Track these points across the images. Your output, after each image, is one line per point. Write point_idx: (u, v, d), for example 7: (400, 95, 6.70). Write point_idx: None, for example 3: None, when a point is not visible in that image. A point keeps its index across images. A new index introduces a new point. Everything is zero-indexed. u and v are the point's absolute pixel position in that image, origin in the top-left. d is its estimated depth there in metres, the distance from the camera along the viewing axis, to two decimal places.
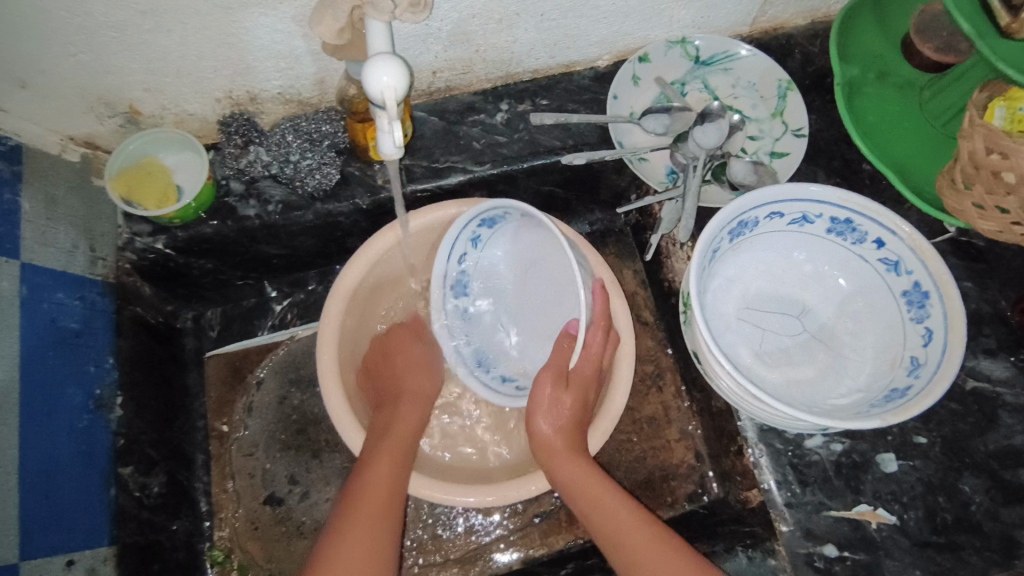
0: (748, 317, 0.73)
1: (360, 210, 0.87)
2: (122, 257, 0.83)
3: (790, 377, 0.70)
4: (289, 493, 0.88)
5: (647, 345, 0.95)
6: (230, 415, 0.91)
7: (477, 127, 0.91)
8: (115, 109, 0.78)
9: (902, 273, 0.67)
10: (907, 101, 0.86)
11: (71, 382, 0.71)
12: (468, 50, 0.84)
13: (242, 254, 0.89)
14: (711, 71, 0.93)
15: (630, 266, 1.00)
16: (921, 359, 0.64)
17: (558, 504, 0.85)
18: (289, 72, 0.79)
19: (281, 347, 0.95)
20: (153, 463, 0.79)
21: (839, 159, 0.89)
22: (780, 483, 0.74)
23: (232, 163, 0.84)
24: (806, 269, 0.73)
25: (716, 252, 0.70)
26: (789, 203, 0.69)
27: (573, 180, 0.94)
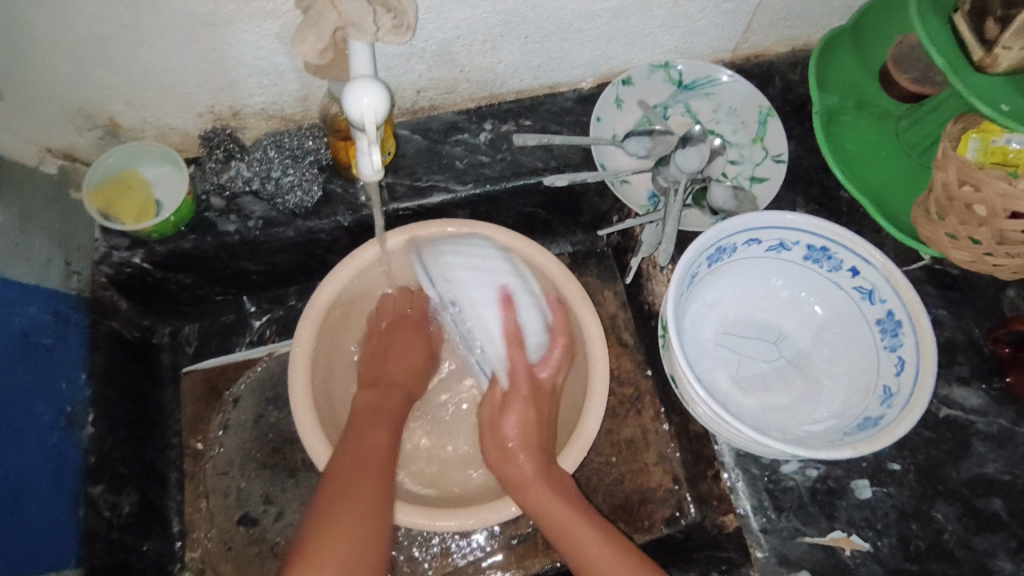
0: (725, 342, 0.73)
1: (341, 227, 0.87)
2: (99, 271, 0.82)
3: (766, 403, 0.70)
4: (263, 513, 0.86)
5: (627, 367, 0.95)
6: (205, 432, 0.90)
7: (461, 147, 0.91)
8: (95, 122, 0.78)
9: (876, 301, 0.68)
10: (885, 131, 0.87)
11: (41, 397, 0.70)
12: (453, 70, 0.85)
13: (221, 270, 0.89)
14: (693, 95, 0.94)
15: (612, 288, 1.00)
16: (893, 389, 0.64)
17: (535, 527, 0.85)
18: (272, 88, 0.79)
19: (259, 364, 0.94)
20: (124, 480, 0.77)
21: (818, 186, 0.90)
22: (755, 508, 0.74)
23: (214, 177, 0.84)
24: (783, 295, 0.74)
25: (693, 277, 0.70)
26: (766, 230, 0.70)
27: (556, 201, 0.94)
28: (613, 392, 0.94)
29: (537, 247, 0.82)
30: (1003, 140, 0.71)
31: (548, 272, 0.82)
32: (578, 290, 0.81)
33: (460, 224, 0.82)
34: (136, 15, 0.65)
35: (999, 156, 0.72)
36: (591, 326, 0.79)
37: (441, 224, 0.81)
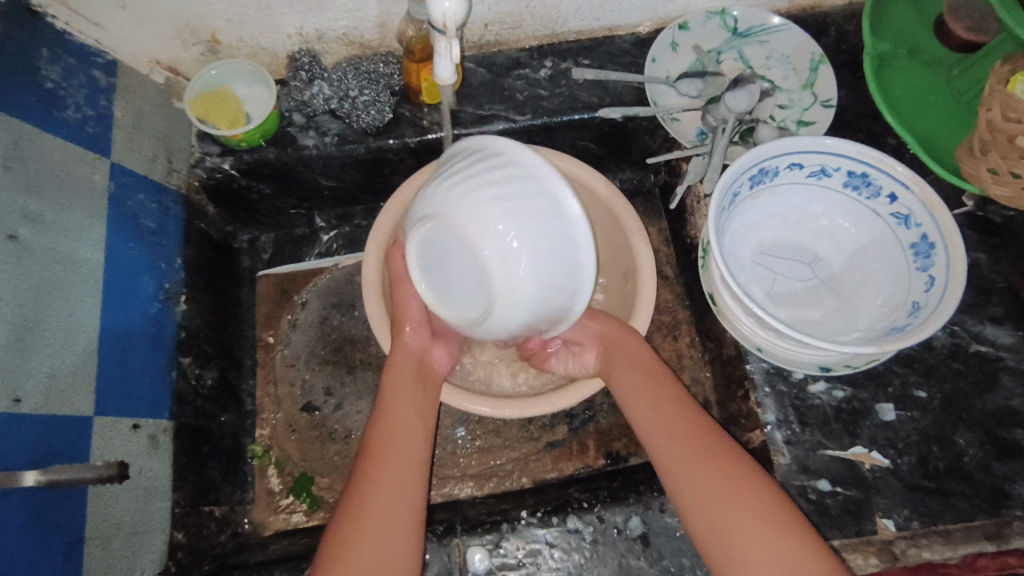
0: (762, 261, 0.77)
1: (408, 148, 0.95)
2: (194, 174, 0.91)
3: (798, 317, 0.74)
4: (324, 403, 0.95)
5: (666, 298, 1.01)
6: (277, 327, 0.99)
7: (522, 81, 0.97)
8: (199, 37, 0.87)
9: (911, 225, 0.71)
10: (934, 78, 0.89)
11: (145, 271, 0.80)
12: (520, 5, 0.91)
13: (298, 182, 0.97)
14: (747, 42, 0.98)
15: (657, 225, 1.05)
16: (922, 303, 0.68)
17: (571, 434, 0.91)
18: (355, 13, 0.87)
19: (326, 273, 1.03)
20: (208, 358, 0.87)
21: (865, 132, 0.93)
22: (781, 422, 0.79)
23: (298, 95, 0.93)
24: (821, 221, 0.78)
25: (736, 196, 0.75)
26: (809, 155, 0.74)
27: (607, 136, 0.99)
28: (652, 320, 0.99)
29: (596, 173, 0.89)
30: None
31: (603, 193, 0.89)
32: (636, 221, 0.87)
33: (536, 150, 0.88)
34: None
35: None
36: (642, 250, 0.86)
37: (517, 148, 0.88)
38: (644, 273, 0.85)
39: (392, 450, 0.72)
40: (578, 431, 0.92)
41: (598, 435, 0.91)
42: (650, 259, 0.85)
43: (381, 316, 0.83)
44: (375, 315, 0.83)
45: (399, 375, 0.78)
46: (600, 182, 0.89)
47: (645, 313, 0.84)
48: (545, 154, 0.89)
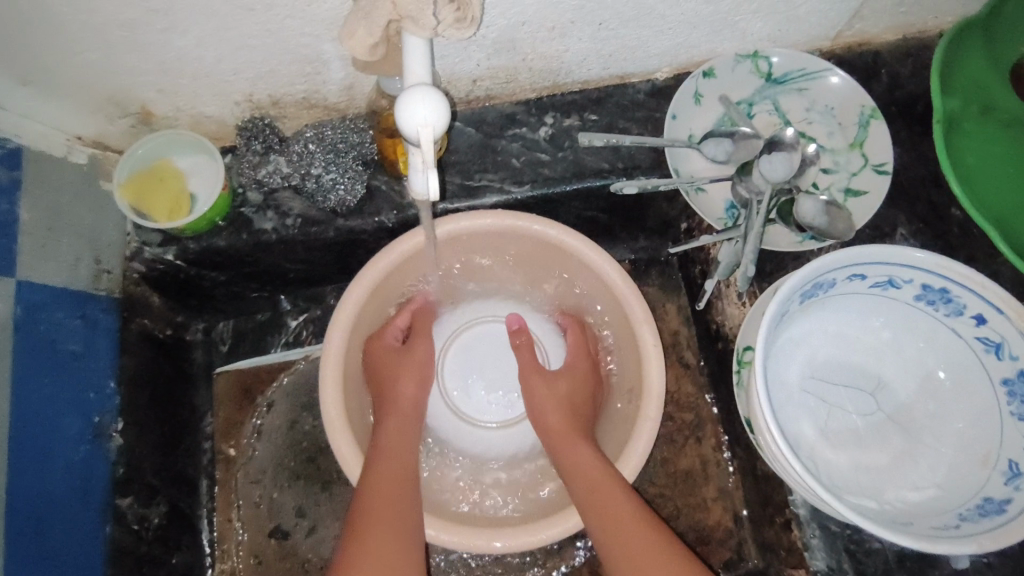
0: (813, 388, 0.64)
1: (385, 228, 0.80)
2: (130, 268, 0.77)
3: (859, 464, 0.61)
4: (295, 526, 0.82)
5: (687, 390, 0.87)
6: (238, 438, 0.86)
7: (518, 142, 0.82)
8: (127, 109, 0.72)
9: (1004, 356, 0.57)
10: (1011, 144, 0.73)
11: (69, 410, 0.67)
12: (514, 59, 0.75)
13: (257, 266, 0.83)
14: (783, 90, 0.83)
15: (675, 301, 0.91)
16: (1020, 466, 0.55)
17: (580, 562, 0.80)
18: (314, 76, 0.71)
19: (295, 366, 0.89)
20: (155, 492, 0.75)
21: (925, 202, 0.78)
22: (832, 572, 0.67)
23: (251, 171, 0.77)
24: (885, 337, 0.64)
25: (783, 316, 0.61)
26: (876, 265, 0.60)
27: (619, 205, 0.85)
28: (671, 418, 0.86)
29: (601, 253, 0.74)
30: None
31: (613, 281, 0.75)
32: (654, 337, 0.72)
33: (549, 224, 0.74)
34: None
35: None
36: (654, 365, 0.72)
37: (527, 218, 0.74)
38: (649, 395, 0.71)
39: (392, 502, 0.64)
40: (587, 558, 0.80)
41: None
42: (661, 372, 0.72)
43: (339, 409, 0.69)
44: (329, 408, 0.69)
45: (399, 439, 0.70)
46: (613, 268, 0.74)
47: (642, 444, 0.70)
48: (552, 229, 0.75)
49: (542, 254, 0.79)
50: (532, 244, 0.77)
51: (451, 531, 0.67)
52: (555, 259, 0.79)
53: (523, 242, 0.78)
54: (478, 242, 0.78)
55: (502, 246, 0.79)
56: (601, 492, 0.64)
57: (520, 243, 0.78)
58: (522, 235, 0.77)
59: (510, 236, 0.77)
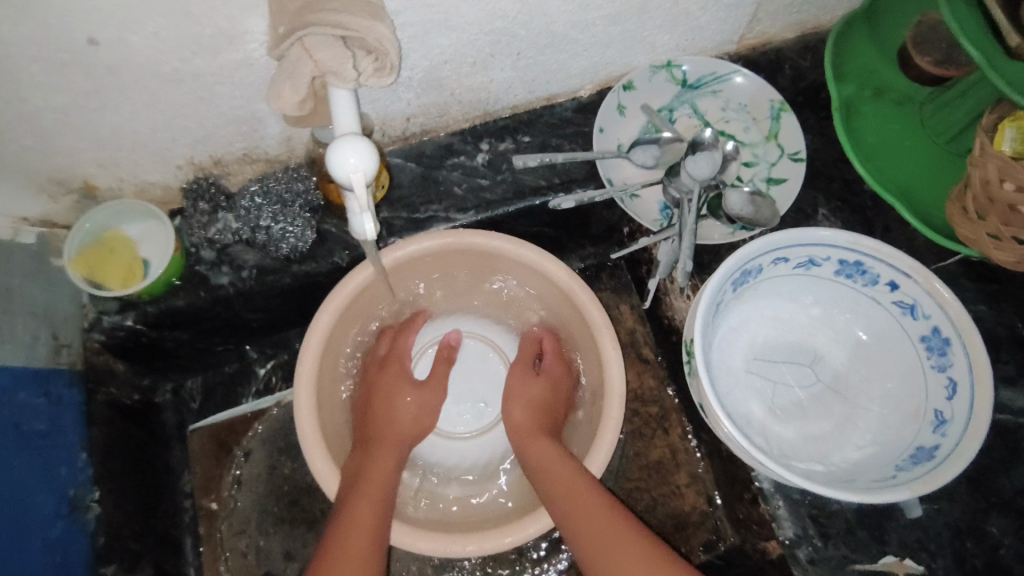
0: (756, 368, 0.69)
1: (340, 268, 0.83)
2: (90, 338, 0.78)
3: (806, 433, 0.66)
4: (285, 569, 0.83)
5: (650, 384, 0.92)
6: (218, 491, 0.87)
7: (458, 171, 0.86)
8: (69, 186, 0.73)
9: (918, 316, 0.62)
10: (908, 120, 0.80)
11: (41, 489, 0.68)
12: (443, 94, 0.79)
13: (218, 320, 0.84)
14: (699, 94, 0.88)
15: (627, 302, 0.96)
16: (945, 415, 0.59)
17: (568, 564, 0.83)
18: (253, 134, 0.74)
19: (269, 413, 0.91)
20: (138, 558, 0.74)
21: (839, 181, 0.84)
22: (800, 537, 0.71)
23: (201, 231, 0.79)
24: (815, 313, 0.69)
25: (720, 305, 0.66)
26: (796, 248, 0.65)
27: (561, 219, 0.89)
28: (637, 413, 0.90)
29: (550, 259, 0.78)
30: None
31: (563, 284, 0.79)
32: (612, 338, 0.76)
33: (506, 240, 0.78)
34: (97, 79, 0.60)
35: None
36: (613, 368, 0.75)
37: (485, 236, 0.78)
38: (612, 393, 0.75)
39: (371, 516, 0.66)
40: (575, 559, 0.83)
41: None
42: (621, 374, 0.75)
43: (315, 433, 0.73)
44: (306, 432, 0.73)
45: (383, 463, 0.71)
46: (562, 273, 0.78)
47: (610, 434, 0.74)
48: (507, 245, 0.78)
49: (500, 267, 0.82)
50: (489, 259, 0.81)
51: (415, 536, 0.70)
52: (510, 269, 0.82)
53: (482, 259, 0.82)
54: (436, 260, 0.81)
55: (458, 258, 0.82)
56: (569, 483, 0.68)
57: (481, 259, 0.82)
58: (481, 252, 0.80)
59: (468, 254, 0.81)
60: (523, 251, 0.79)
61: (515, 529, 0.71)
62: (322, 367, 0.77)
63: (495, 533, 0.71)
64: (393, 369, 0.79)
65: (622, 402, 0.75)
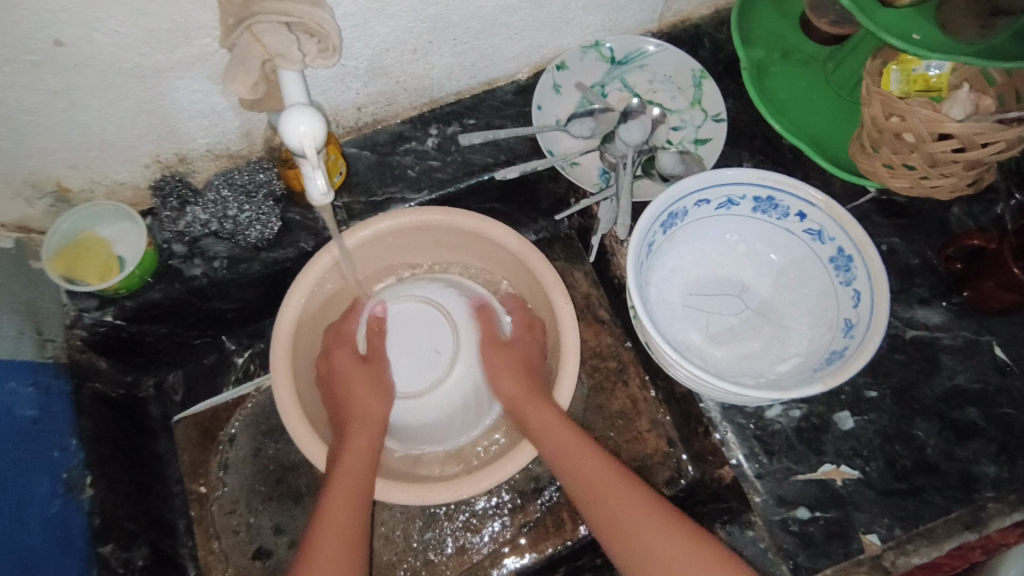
0: (692, 303, 0.75)
1: (305, 253, 0.88)
2: (72, 335, 0.82)
3: (740, 354, 0.73)
4: (276, 544, 0.88)
5: (607, 342, 0.98)
6: (207, 475, 0.91)
7: (410, 155, 0.92)
8: (43, 190, 0.78)
9: (826, 239, 0.70)
10: (812, 76, 0.89)
11: (37, 470, 0.72)
12: (389, 83, 0.85)
13: (195, 312, 0.89)
14: (628, 70, 0.96)
15: (581, 268, 1.02)
16: (853, 320, 0.66)
17: (543, 511, 0.88)
18: (213, 128, 0.79)
19: (249, 399, 0.95)
20: (133, 536, 0.79)
21: (760, 138, 0.92)
22: (748, 456, 0.78)
23: (171, 226, 0.84)
24: (739, 250, 0.76)
25: (651, 246, 0.72)
26: (713, 189, 0.72)
27: (511, 193, 0.96)
28: (598, 369, 0.97)
29: (498, 225, 0.85)
30: (922, 68, 0.75)
31: (514, 248, 0.85)
32: (564, 295, 0.83)
33: (459, 214, 0.85)
34: (63, 78, 0.66)
35: (921, 83, 0.75)
36: (567, 322, 0.82)
37: (439, 211, 0.85)
38: (567, 346, 0.81)
39: (347, 496, 0.71)
40: (552, 504, 0.88)
41: (571, 505, 0.88)
42: (574, 324, 0.82)
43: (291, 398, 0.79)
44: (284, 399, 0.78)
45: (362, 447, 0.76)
46: (511, 238, 0.85)
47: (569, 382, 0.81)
48: (457, 216, 0.85)
49: (461, 237, 0.89)
50: (445, 232, 0.87)
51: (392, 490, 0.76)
52: (469, 243, 0.89)
53: (441, 236, 0.89)
54: (395, 237, 0.87)
55: (417, 237, 0.89)
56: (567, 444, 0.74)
57: (440, 236, 0.88)
58: (438, 226, 0.87)
59: (426, 229, 0.87)
60: (477, 224, 0.85)
61: (490, 472, 0.76)
62: (296, 338, 0.82)
63: (464, 481, 0.76)
64: (342, 348, 0.83)
65: (577, 351, 0.81)
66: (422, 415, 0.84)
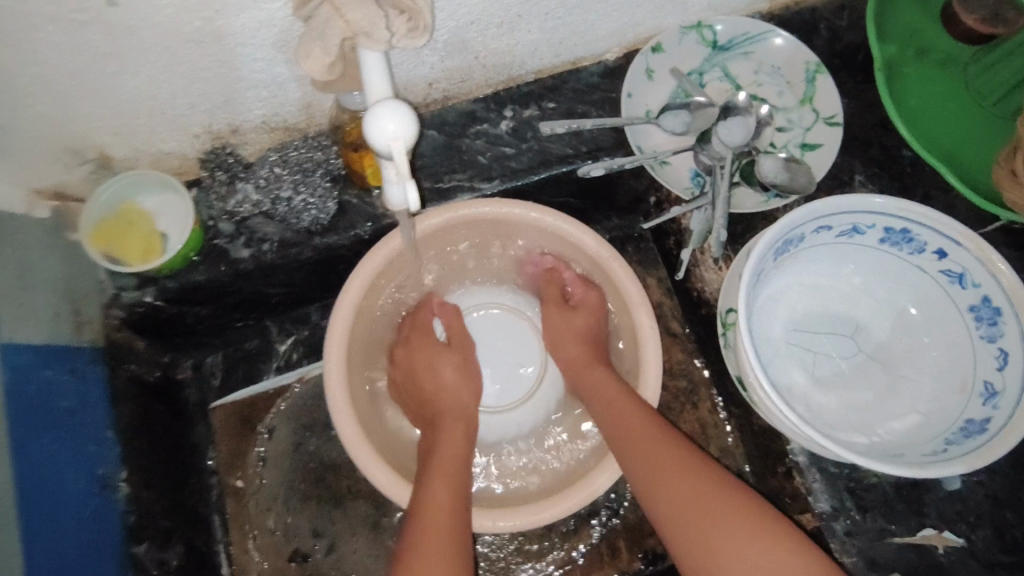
0: (796, 339, 0.67)
1: (362, 240, 0.80)
2: (110, 314, 0.77)
3: (848, 403, 0.65)
4: (315, 547, 0.84)
5: (678, 358, 0.91)
6: (244, 468, 0.86)
7: (481, 139, 0.82)
8: (84, 157, 0.71)
9: (968, 286, 0.61)
10: (950, 80, 0.77)
11: (70, 467, 0.68)
12: (468, 58, 0.76)
13: (239, 296, 0.82)
14: (731, 56, 0.84)
15: (654, 274, 0.95)
16: (996, 386, 0.58)
17: (597, 538, 0.82)
18: (273, 100, 0.71)
19: (292, 389, 0.90)
20: (168, 534, 0.75)
21: (876, 146, 0.81)
22: (837, 510, 0.70)
23: (219, 203, 0.77)
24: (855, 282, 0.67)
25: (761, 274, 0.64)
26: (840, 216, 0.63)
27: (589, 189, 0.87)
28: (666, 387, 0.89)
29: (581, 226, 0.77)
30: None
31: (592, 254, 0.77)
32: (650, 317, 0.74)
33: (543, 211, 0.76)
34: (113, 41, 0.57)
35: None
36: (650, 347, 0.74)
37: (524, 207, 0.76)
38: (649, 374, 0.74)
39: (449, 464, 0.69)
40: (604, 533, 0.83)
41: (627, 535, 0.83)
42: (657, 350, 0.74)
43: (344, 395, 0.72)
44: (335, 392, 0.72)
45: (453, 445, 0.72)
46: (593, 244, 0.77)
47: None
48: (539, 211, 0.76)
49: (539, 240, 0.81)
50: (524, 229, 0.79)
51: None
52: (545, 242, 0.81)
53: (511, 232, 0.80)
54: (464, 230, 0.79)
55: (486, 232, 0.80)
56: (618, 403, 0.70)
57: (518, 232, 0.80)
58: (517, 222, 0.78)
59: (499, 224, 0.78)
60: (559, 224, 0.77)
61: (539, 507, 0.70)
62: (353, 332, 0.76)
63: (522, 508, 0.70)
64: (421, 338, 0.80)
65: (659, 376, 0.73)
66: (499, 428, 0.82)
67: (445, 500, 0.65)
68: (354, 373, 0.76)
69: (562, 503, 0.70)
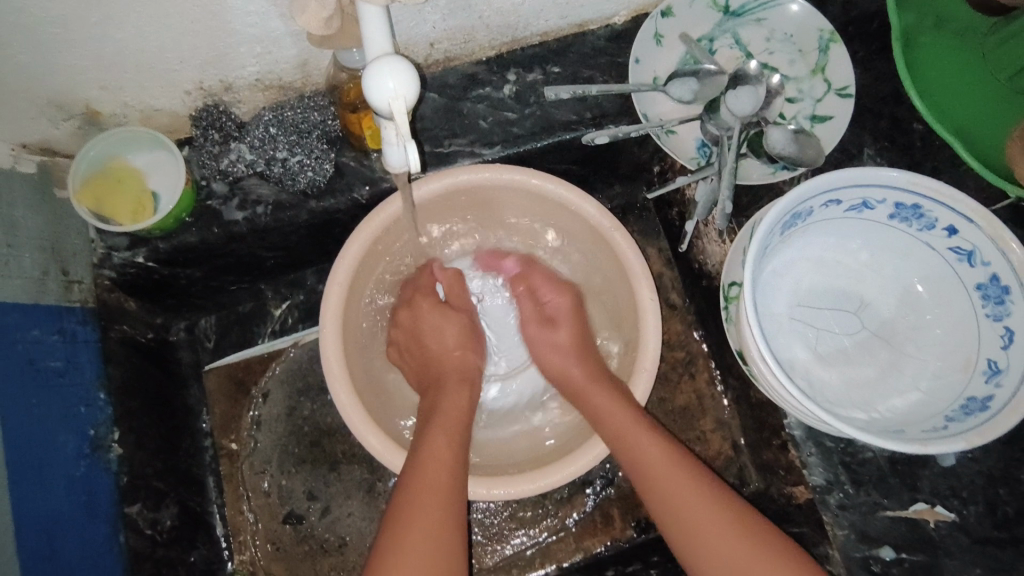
0: (800, 315, 0.67)
1: (359, 204, 0.78)
2: (100, 275, 0.75)
3: (849, 379, 0.65)
4: (309, 510, 0.84)
5: (677, 330, 0.91)
6: (238, 431, 0.86)
7: (483, 103, 0.80)
8: (71, 111, 0.68)
9: (976, 263, 0.59)
10: (967, 52, 0.74)
11: (61, 429, 0.67)
12: (471, 17, 0.73)
13: (233, 259, 0.81)
14: (742, 22, 0.81)
15: (656, 245, 0.93)
16: (1000, 365, 0.58)
17: (591, 506, 0.83)
18: (267, 57, 0.68)
19: (286, 354, 0.89)
20: (162, 495, 0.75)
21: (887, 119, 0.79)
22: (831, 482, 0.71)
23: (212, 161, 0.74)
24: (862, 258, 0.66)
25: (766, 248, 0.63)
26: (849, 190, 0.61)
27: (592, 156, 0.85)
28: (664, 358, 0.89)
29: (584, 196, 0.75)
30: None
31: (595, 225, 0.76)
32: (652, 291, 0.73)
33: (545, 178, 0.74)
34: None
35: None
36: (649, 319, 0.73)
37: (525, 173, 0.74)
38: (648, 349, 0.73)
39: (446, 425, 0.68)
40: (598, 501, 0.83)
41: (621, 503, 0.83)
42: (656, 323, 0.73)
43: (339, 362, 0.71)
44: (330, 359, 0.71)
45: (455, 407, 0.71)
46: (595, 213, 0.75)
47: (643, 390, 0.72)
48: (541, 179, 0.74)
49: (542, 210, 0.79)
50: (525, 196, 0.77)
51: None
52: (546, 211, 0.79)
53: (512, 199, 0.78)
54: (464, 196, 0.77)
55: (486, 199, 0.79)
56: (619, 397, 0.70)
57: (520, 199, 0.78)
58: (518, 189, 0.76)
59: (499, 191, 0.77)
60: (561, 193, 0.75)
61: (533, 477, 0.70)
62: (349, 299, 0.74)
63: (517, 479, 0.70)
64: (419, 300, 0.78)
65: (659, 349, 0.73)
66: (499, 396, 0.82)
67: (446, 457, 0.65)
68: (351, 339, 0.75)
69: (552, 477, 0.70)
